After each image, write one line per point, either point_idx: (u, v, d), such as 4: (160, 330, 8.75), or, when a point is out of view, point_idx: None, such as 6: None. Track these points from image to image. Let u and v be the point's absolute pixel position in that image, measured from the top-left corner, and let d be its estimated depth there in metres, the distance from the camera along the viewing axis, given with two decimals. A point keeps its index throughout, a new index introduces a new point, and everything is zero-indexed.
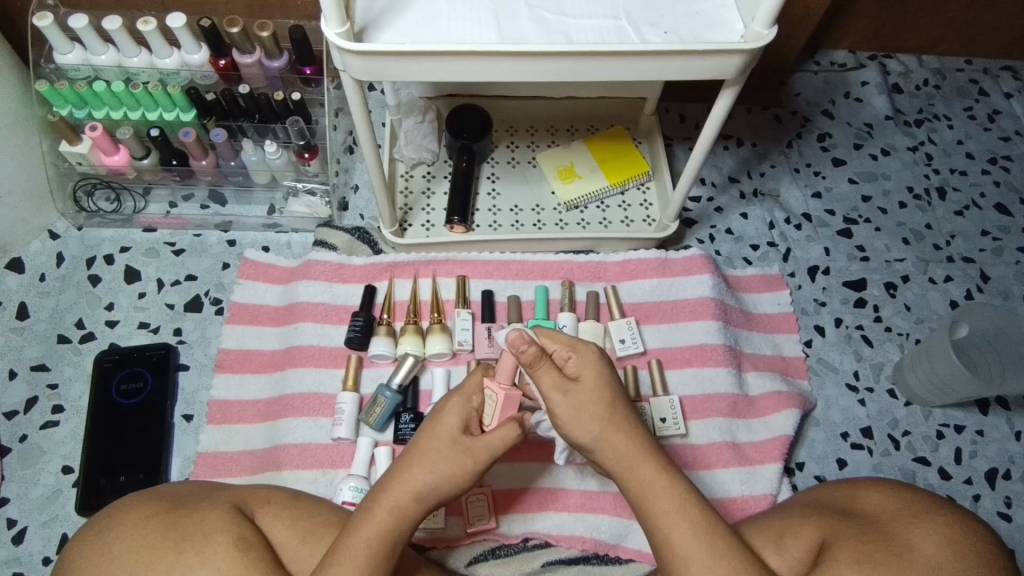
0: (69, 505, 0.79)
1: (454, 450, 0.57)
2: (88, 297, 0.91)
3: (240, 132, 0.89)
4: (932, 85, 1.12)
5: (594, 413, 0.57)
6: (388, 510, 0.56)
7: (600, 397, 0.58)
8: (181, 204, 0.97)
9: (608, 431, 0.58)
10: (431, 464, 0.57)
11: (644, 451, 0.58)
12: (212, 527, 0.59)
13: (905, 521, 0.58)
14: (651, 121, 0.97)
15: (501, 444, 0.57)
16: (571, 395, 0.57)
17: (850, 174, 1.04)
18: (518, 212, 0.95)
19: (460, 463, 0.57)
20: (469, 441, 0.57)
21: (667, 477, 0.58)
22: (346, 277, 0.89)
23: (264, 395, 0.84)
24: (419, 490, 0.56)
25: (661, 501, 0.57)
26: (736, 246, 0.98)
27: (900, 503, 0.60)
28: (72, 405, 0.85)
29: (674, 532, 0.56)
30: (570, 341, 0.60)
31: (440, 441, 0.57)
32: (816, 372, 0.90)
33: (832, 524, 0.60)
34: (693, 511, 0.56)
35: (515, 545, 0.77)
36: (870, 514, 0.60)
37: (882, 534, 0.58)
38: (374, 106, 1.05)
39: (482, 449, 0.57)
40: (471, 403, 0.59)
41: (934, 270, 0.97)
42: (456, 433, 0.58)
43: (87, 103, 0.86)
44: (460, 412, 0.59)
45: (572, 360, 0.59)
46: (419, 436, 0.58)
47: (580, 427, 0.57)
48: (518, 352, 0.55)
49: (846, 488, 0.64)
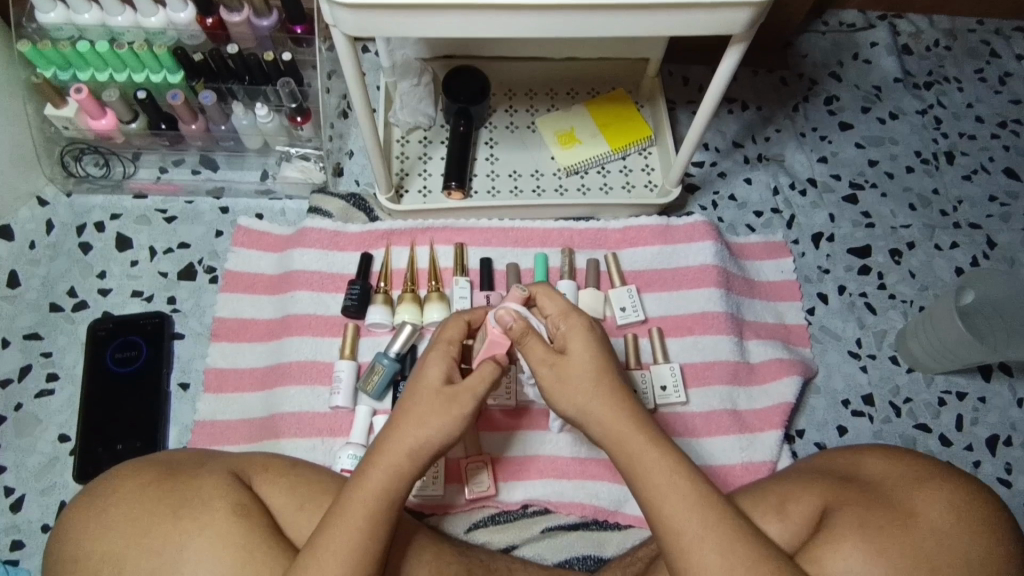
0: (66, 474, 0.79)
1: (439, 400, 0.55)
2: (79, 265, 0.89)
3: (231, 94, 0.87)
4: (943, 46, 1.09)
5: (581, 385, 0.57)
6: (384, 472, 0.55)
7: (587, 369, 0.57)
8: (172, 169, 0.94)
9: (593, 403, 0.57)
10: (421, 419, 0.55)
11: (634, 422, 0.57)
12: (209, 493, 0.58)
13: (910, 488, 0.57)
14: (654, 84, 0.94)
15: (483, 383, 0.56)
16: (556, 369, 0.57)
17: (857, 138, 1.01)
18: (517, 177, 0.93)
19: (448, 412, 0.55)
20: (453, 390, 0.56)
21: (657, 447, 0.56)
22: (343, 245, 0.87)
23: (261, 363, 0.83)
24: (412, 447, 0.55)
25: (650, 474, 0.55)
26: (739, 213, 0.96)
27: (903, 469, 0.59)
28: (67, 374, 0.84)
29: (664, 504, 0.54)
30: (564, 307, 0.59)
31: (424, 394, 0.56)
32: (818, 339, 0.89)
33: (833, 489, 0.59)
34: (683, 481, 0.55)
35: (515, 511, 0.77)
36: (874, 479, 0.59)
37: (884, 500, 0.57)
38: (368, 68, 1.02)
39: (465, 396, 0.56)
40: (451, 352, 0.58)
41: (940, 237, 0.96)
42: (439, 383, 0.56)
43: (71, 65, 0.83)
44: (442, 361, 0.57)
45: (563, 328, 0.59)
46: (404, 395, 0.57)
47: (564, 399, 0.57)
48: (506, 328, 0.57)
49: (849, 454, 0.62)
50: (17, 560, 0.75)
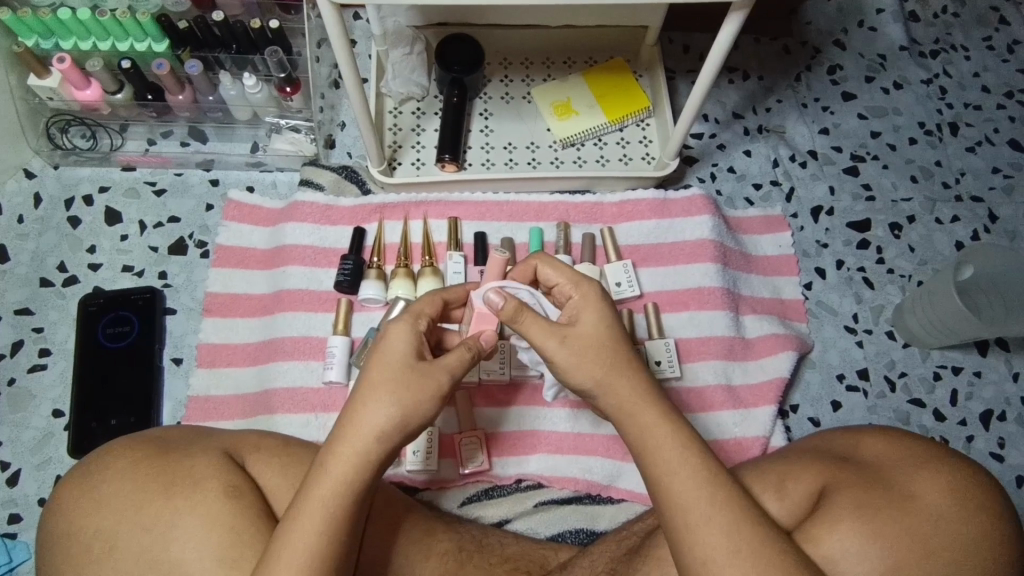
0: (62, 448, 0.79)
1: (410, 376, 0.53)
2: (69, 239, 0.88)
3: (218, 64, 0.85)
4: (951, 13, 1.06)
5: (595, 357, 0.56)
6: (351, 454, 0.52)
7: (601, 340, 0.56)
8: (161, 141, 0.92)
9: (611, 376, 0.56)
10: (390, 396, 0.53)
11: (646, 397, 0.56)
12: (201, 474, 0.58)
13: (909, 470, 0.57)
14: (653, 52, 0.92)
15: (460, 363, 0.56)
16: (569, 340, 0.56)
17: (859, 109, 0.99)
18: (512, 149, 0.91)
19: (420, 389, 0.53)
20: (424, 366, 0.54)
21: (669, 425, 0.55)
22: (335, 219, 0.86)
23: (253, 338, 0.83)
24: (381, 427, 0.53)
25: (660, 450, 0.55)
26: (738, 186, 0.94)
27: (903, 451, 0.59)
28: (59, 349, 0.83)
29: (674, 481, 0.54)
30: (574, 276, 0.58)
31: (392, 369, 0.53)
32: (814, 315, 0.88)
33: (834, 470, 0.59)
34: (694, 459, 0.54)
35: (509, 486, 0.77)
36: (873, 461, 0.59)
37: (884, 482, 0.57)
38: (360, 36, 0.99)
39: (439, 371, 0.54)
40: (418, 327, 0.56)
41: (941, 210, 0.94)
42: (409, 359, 0.54)
43: (53, 33, 0.81)
44: (408, 335, 0.55)
45: (574, 298, 0.58)
46: (364, 371, 0.54)
47: (581, 371, 0.56)
48: (496, 309, 0.55)
49: (848, 435, 0.62)
50: (15, 533, 0.76)
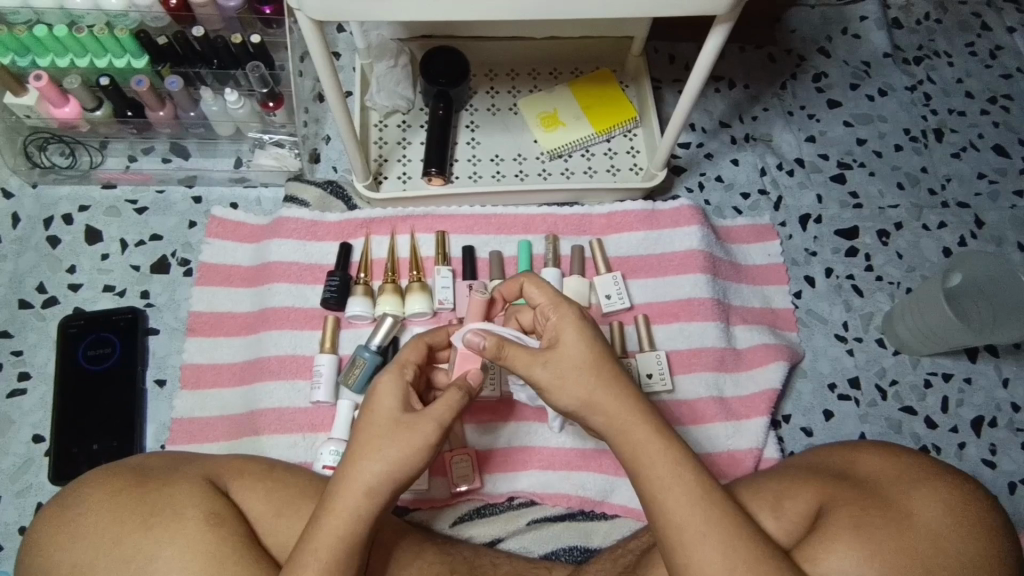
0: (42, 475, 0.77)
1: (397, 429, 0.53)
2: (48, 259, 0.86)
3: (199, 79, 0.84)
4: (933, 19, 1.06)
5: (580, 376, 0.55)
6: (344, 512, 0.52)
7: (585, 360, 0.55)
8: (141, 158, 0.91)
9: (597, 395, 0.55)
10: (378, 452, 0.52)
11: (639, 413, 0.55)
12: (182, 502, 0.57)
13: (905, 486, 0.57)
14: (638, 63, 0.92)
15: (449, 410, 0.54)
16: (551, 363, 0.55)
17: (845, 116, 0.99)
18: (499, 162, 0.90)
19: (408, 441, 0.53)
20: (410, 418, 0.54)
21: (662, 441, 0.54)
22: (320, 235, 0.85)
23: (239, 358, 0.81)
24: (371, 483, 0.52)
25: (654, 468, 0.54)
26: (726, 195, 0.94)
27: (899, 467, 0.58)
28: (39, 372, 0.82)
29: (669, 499, 0.53)
30: (554, 297, 0.58)
31: (380, 423, 0.53)
32: (805, 324, 0.88)
33: (831, 488, 0.58)
34: (687, 475, 0.53)
35: (501, 504, 0.76)
36: (870, 478, 0.58)
37: (881, 499, 0.56)
38: (344, 48, 0.98)
39: (427, 422, 0.54)
40: (405, 378, 0.56)
41: (927, 217, 0.95)
42: (395, 412, 0.54)
43: (29, 50, 0.79)
44: (396, 388, 0.55)
45: (553, 320, 0.57)
46: (357, 428, 0.54)
47: (564, 394, 0.55)
48: (478, 349, 0.55)
49: (845, 451, 0.62)
50: None
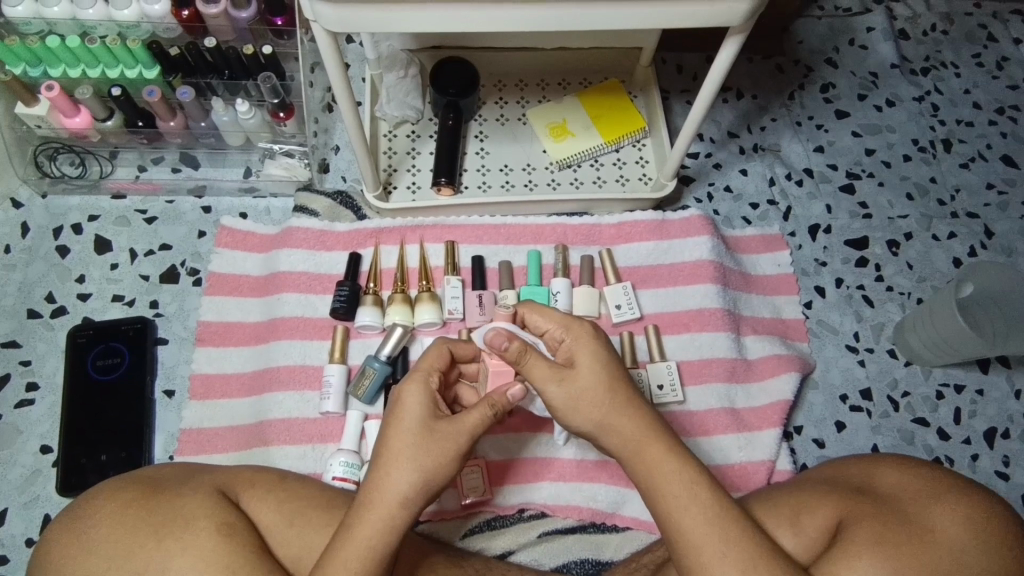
0: (49, 486, 0.77)
1: (428, 440, 0.53)
2: (57, 269, 0.86)
3: (210, 90, 0.84)
4: (940, 30, 1.07)
5: (592, 400, 0.55)
6: (372, 524, 0.51)
7: (599, 381, 0.55)
8: (151, 168, 0.91)
9: (610, 416, 0.55)
10: (412, 462, 0.52)
11: (652, 432, 0.55)
12: (194, 513, 0.56)
13: (926, 501, 0.56)
14: (648, 73, 0.92)
15: (480, 425, 0.55)
16: (566, 383, 0.55)
17: (854, 127, 0.99)
18: (508, 172, 0.90)
19: (437, 451, 0.53)
20: (439, 426, 0.54)
21: (677, 460, 0.54)
22: (330, 245, 0.85)
23: (248, 368, 0.81)
24: (407, 493, 0.52)
25: (670, 488, 0.53)
26: (735, 205, 0.94)
27: (918, 482, 0.58)
28: (47, 382, 0.81)
29: (685, 518, 0.52)
30: (564, 320, 0.58)
31: (409, 434, 0.53)
32: (815, 334, 0.88)
33: (850, 503, 0.58)
34: (705, 495, 0.53)
35: (511, 516, 0.76)
36: (888, 493, 0.58)
37: (900, 516, 0.56)
38: (353, 59, 0.99)
39: (458, 433, 0.54)
40: (430, 384, 0.56)
41: (937, 227, 0.94)
42: (421, 421, 0.54)
43: (41, 60, 0.79)
44: (423, 396, 0.55)
45: (567, 342, 0.57)
46: (383, 437, 0.54)
47: (579, 415, 0.55)
48: (500, 351, 0.54)
49: (862, 465, 0.61)
50: None
